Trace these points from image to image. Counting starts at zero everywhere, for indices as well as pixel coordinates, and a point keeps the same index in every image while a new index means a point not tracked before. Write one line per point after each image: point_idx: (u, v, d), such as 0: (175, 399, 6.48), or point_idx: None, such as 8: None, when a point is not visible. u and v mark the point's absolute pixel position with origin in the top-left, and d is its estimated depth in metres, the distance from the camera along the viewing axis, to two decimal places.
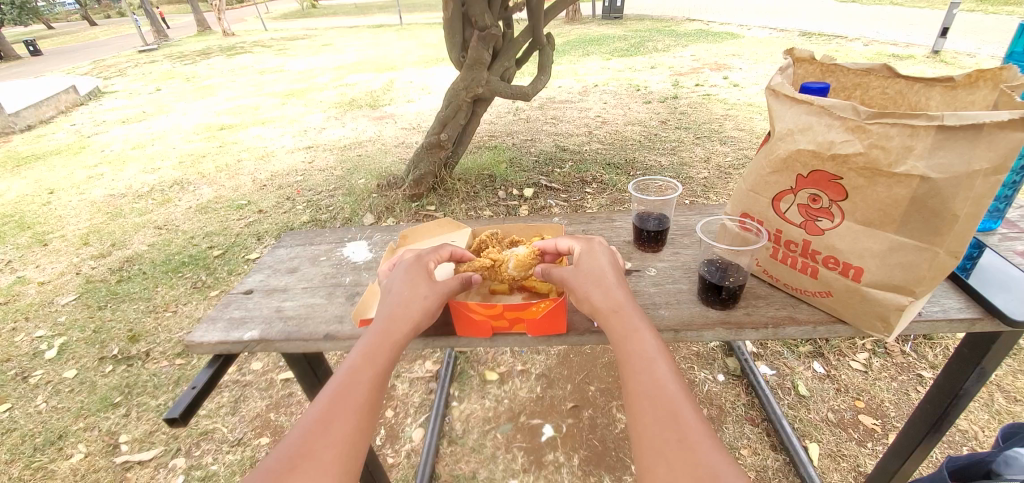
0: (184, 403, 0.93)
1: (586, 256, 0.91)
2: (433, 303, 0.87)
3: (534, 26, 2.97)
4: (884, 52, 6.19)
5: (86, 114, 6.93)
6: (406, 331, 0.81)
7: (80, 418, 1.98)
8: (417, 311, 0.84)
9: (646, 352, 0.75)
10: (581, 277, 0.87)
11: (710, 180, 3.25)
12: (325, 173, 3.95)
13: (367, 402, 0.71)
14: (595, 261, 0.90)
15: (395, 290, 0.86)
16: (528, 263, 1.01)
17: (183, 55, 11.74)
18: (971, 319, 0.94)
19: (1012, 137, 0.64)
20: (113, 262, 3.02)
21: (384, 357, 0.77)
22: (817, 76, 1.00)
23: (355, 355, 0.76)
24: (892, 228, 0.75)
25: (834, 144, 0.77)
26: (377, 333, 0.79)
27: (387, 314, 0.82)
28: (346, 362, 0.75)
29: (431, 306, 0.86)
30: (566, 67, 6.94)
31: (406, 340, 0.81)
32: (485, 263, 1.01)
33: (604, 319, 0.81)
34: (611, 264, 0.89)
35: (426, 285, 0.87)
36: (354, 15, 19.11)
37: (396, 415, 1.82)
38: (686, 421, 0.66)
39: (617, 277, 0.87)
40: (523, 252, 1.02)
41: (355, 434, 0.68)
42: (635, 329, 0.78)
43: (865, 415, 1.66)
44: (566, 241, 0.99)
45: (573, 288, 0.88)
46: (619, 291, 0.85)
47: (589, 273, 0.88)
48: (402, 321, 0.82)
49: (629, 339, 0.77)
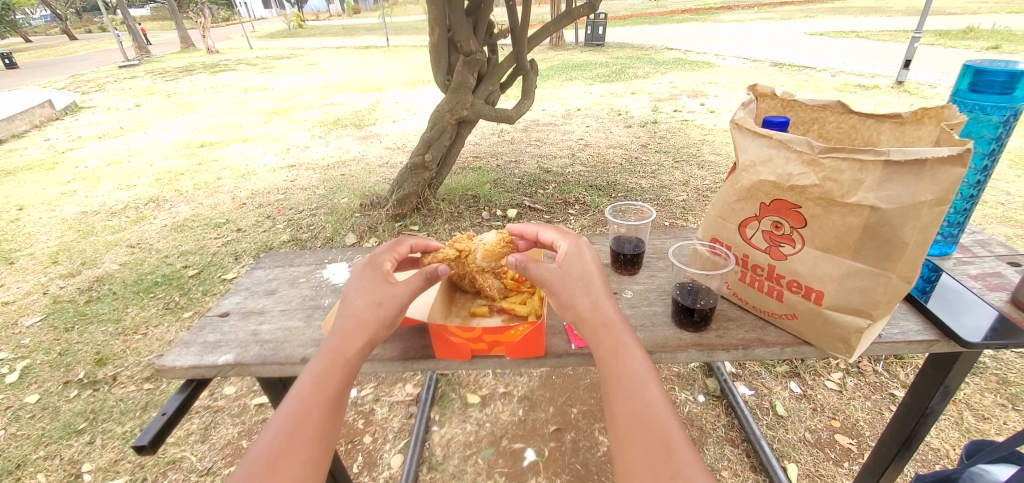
0: (152, 431, 0.90)
1: (568, 258, 0.89)
2: (389, 312, 0.84)
3: (519, 52, 3.05)
4: (851, 82, 6.52)
5: (61, 128, 6.79)
6: (360, 347, 0.80)
7: (40, 446, 1.89)
8: (372, 323, 0.82)
9: (636, 372, 0.77)
10: (569, 283, 0.85)
11: (688, 203, 3.35)
12: (307, 192, 3.93)
13: (320, 429, 0.72)
14: (580, 265, 0.88)
15: (350, 301, 0.85)
16: (496, 252, 1.06)
17: (165, 71, 11.66)
18: (930, 340, 0.99)
19: (953, 171, 0.69)
20: (83, 281, 2.92)
21: (337, 378, 0.77)
22: (779, 110, 1.07)
23: (307, 381, 0.76)
24: (848, 254, 0.80)
25: (792, 176, 0.82)
26: (330, 352, 0.79)
27: (340, 331, 0.81)
28: (298, 387, 0.75)
29: (388, 314, 0.85)
30: (550, 91, 7.13)
31: (361, 356, 0.80)
32: (450, 254, 1.05)
33: (593, 334, 0.81)
34: (596, 269, 0.88)
35: (380, 292, 0.86)
36: (341, 36, 19.34)
37: (374, 440, 1.78)
38: (674, 446, 0.70)
39: (602, 283, 0.87)
40: (490, 244, 1.07)
41: (307, 464, 0.69)
42: (626, 347, 0.80)
43: (841, 435, 1.69)
44: (552, 234, 0.98)
45: (555, 291, 0.86)
46: (605, 302, 0.84)
47: (576, 278, 0.86)
48: (355, 338, 0.81)
49: (619, 357, 0.78)
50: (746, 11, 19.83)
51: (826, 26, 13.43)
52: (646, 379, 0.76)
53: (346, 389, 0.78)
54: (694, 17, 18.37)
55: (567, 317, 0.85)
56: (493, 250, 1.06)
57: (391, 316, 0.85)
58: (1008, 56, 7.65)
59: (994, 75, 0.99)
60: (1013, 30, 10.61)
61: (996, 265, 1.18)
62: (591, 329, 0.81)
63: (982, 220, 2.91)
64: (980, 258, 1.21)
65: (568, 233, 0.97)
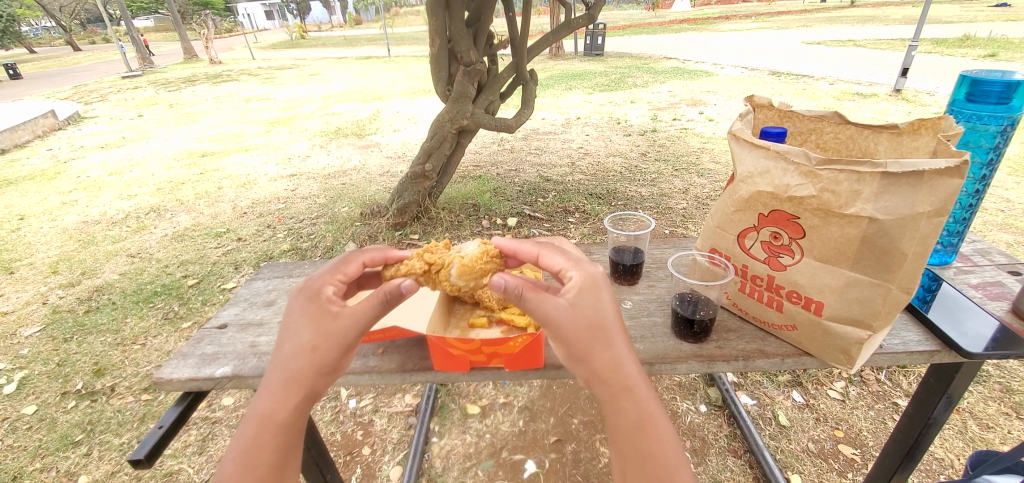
0: (149, 444, 0.90)
1: (581, 300, 0.76)
2: (326, 355, 0.75)
3: (518, 62, 3.08)
4: (849, 90, 6.56)
5: (63, 139, 6.82)
6: (293, 406, 0.73)
7: (37, 458, 1.87)
8: (305, 376, 0.74)
9: (656, 445, 0.72)
10: (587, 338, 0.74)
11: (688, 211, 3.35)
12: (308, 201, 3.94)
13: None
14: (596, 310, 0.76)
15: (283, 349, 0.76)
16: (472, 270, 1.00)
17: (168, 82, 11.76)
18: (931, 351, 0.98)
19: (950, 183, 0.69)
20: (82, 291, 2.92)
21: (269, 446, 0.71)
22: (776, 121, 1.07)
23: (233, 453, 0.70)
24: (847, 265, 0.80)
25: (790, 187, 0.82)
26: (258, 416, 0.72)
27: (269, 389, 0.73)
28: (225, 461, 0.69)
29: (325, 361, 0.75)
30: (550, 100, 7.17)
31: (297, 415, 0.73)
32: (417, 269, 0.97)
33: (613, 399, 0.73)
34: (615, 315, 0.76)
35: (314, 334, 0.76)
36: (343, 47, 19.53)
37: (373, 452, 1.76)
38: None
39: (621, 333, 0.77)
40: (468, 261, 1.00)
41: None
42: (647, 414, 0.73)
43: (844, 445, 1.68)
44: (561, 259, 0.84)
45: (567, 342, 0.75)
46: (627, 360, 0.75)
47: (593, 330, 0.75)
48: (288, 398, 0.73)
49: (643, 432, 0.72)
50: (744, 20, 20.01)
51: (823, 35, 13.54)
52: (670, 451, 0.72)
53: (283, 453, 0.72)
54: (693, 27, 18.57)
55: (580, 372, 0.76)
56: (471, 267, 0.99)
57: (329, 360, 0.75)
58: (1005, 64, 7.71)
59: (990, 85, 0.99)
60: (1010, 38, 10.69)
61: (996, 274, 1.17)
62: (611, 394, 0.73)
63: (983, 227, 2.91)
64: (980, 267, 1.20)
65: (580, 260, 0.84)
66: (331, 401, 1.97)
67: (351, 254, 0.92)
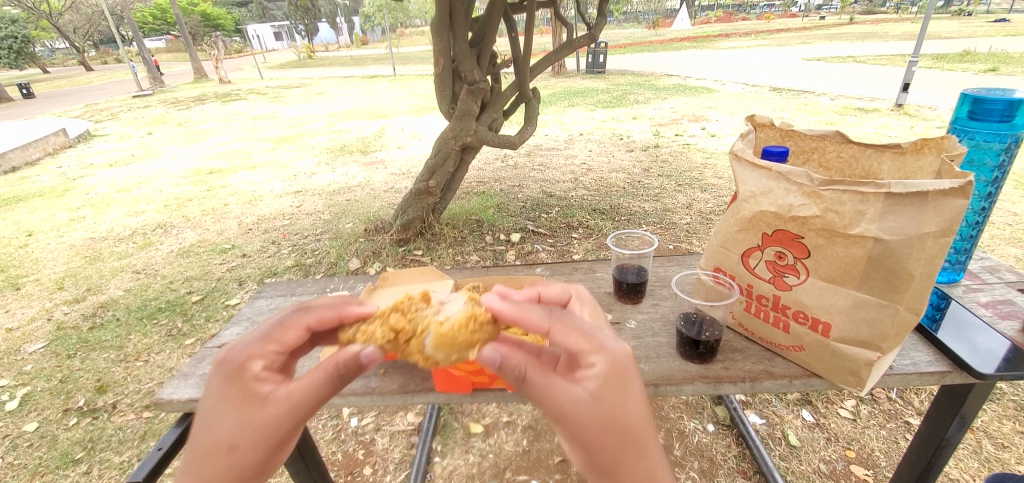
0: (147, 466, 0.88)
1: (607, 398, 0.63)
2: (247, 454, 0.64)
3: (521, 81, 3.11)
4: (851, 106, 6.60)
5: (74, 156, 6.93)
6: None
7: (35, 477, 1.85)
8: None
9: None
10: (616, 448, 0.63)
11: (692, 226, 3.34)
12: (312, 217, 3.97)
13: None
14: (622, 409, 0.64)
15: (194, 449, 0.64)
16: (449, 341, 0.87)
17: (178, 101, 12.00)
18: (941, 371, 0.96)
19: (956, 203, 0.69)
20: (87, 308, 2.92)
21: None
22: (778, 140, 1.07)
23: None
24: (854, 285, 0.79)
25: (793, 207, 0.82)
26: None
27: None
28: None
29: (249, 463, 0.64)
30: (553, 117, 7.25)
31: None
32: (385, 336, 0.88)
33: None
34: (645, 418, 0.64)
35: (235, 427, 0.65)
36: (350, 66, 19.92)
37: (374, 472, 1.73)
38: None
39: (650, 436, 0.65)
40: (446, 330, 0.87)
41: None
42: None
43: (856, 466, 1.63)
44: (575, 337, 0.68)
45: (593, 453, 0.64)
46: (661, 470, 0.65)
47: (621, 438, 0.63)
48: None
49: None
50: (743, 37, 20.31)
51: (823, 52, 13.69)
52: None
53: None
54: (694, 44, 18.86)
55: None
56: (450, 338, 0.86)
57: (251, 461, 0.64)
58: (1006, 79, 7.75)
59: (992, 103, 0.99)
60: (1010, 53, 10.76)
61: (1006, 292, 1.16)
62: None
63: (991, 241, 2.88)
64: (989, 285, 1.19)
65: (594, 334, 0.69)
66: (332, 420, 1.95)
67: (290, 318, 0.81)
